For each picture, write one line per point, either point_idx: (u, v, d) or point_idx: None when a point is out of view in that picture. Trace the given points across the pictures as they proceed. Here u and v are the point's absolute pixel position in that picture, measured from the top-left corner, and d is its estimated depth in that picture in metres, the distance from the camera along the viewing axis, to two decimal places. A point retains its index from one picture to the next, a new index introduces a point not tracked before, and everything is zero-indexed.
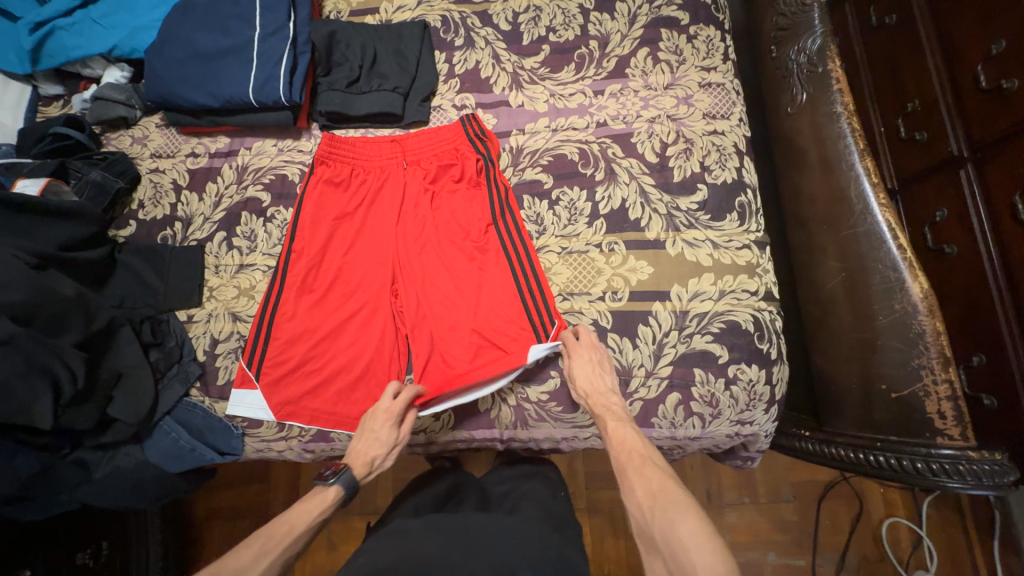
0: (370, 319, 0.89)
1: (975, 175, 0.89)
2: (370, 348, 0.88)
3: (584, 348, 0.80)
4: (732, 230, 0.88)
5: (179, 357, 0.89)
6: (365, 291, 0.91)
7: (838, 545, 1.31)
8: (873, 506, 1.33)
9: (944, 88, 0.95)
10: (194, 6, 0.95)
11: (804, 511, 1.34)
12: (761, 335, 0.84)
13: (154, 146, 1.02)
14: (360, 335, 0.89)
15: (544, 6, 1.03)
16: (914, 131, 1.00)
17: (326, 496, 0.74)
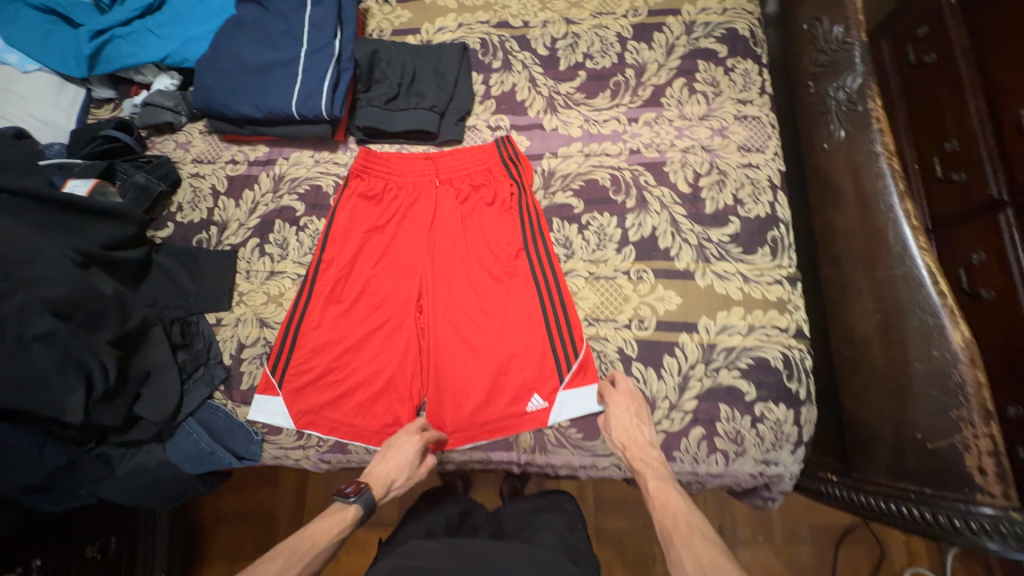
0: (395, 334, 0.90)
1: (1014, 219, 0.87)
2: (393, 363, 0.88)
3: (620, 396, 0.80)
4: (764, 264, 0.87)
5: (206, 359, 0.91)
6: (392, 305, 0.91)
7: None
8: (896, 557, 1.27)
9: (983, 127, 0.93)
10: (245, 20, 0.99)
11: (822, 555, 1.29)
12: (790, 374, 0.82)
13: (196, 152, 1.06)
14: (384, 349, 0.89)
15: (582, 33, 1.04)
16: (952, 170, 0.99)
17: (346, 515, 0.75)
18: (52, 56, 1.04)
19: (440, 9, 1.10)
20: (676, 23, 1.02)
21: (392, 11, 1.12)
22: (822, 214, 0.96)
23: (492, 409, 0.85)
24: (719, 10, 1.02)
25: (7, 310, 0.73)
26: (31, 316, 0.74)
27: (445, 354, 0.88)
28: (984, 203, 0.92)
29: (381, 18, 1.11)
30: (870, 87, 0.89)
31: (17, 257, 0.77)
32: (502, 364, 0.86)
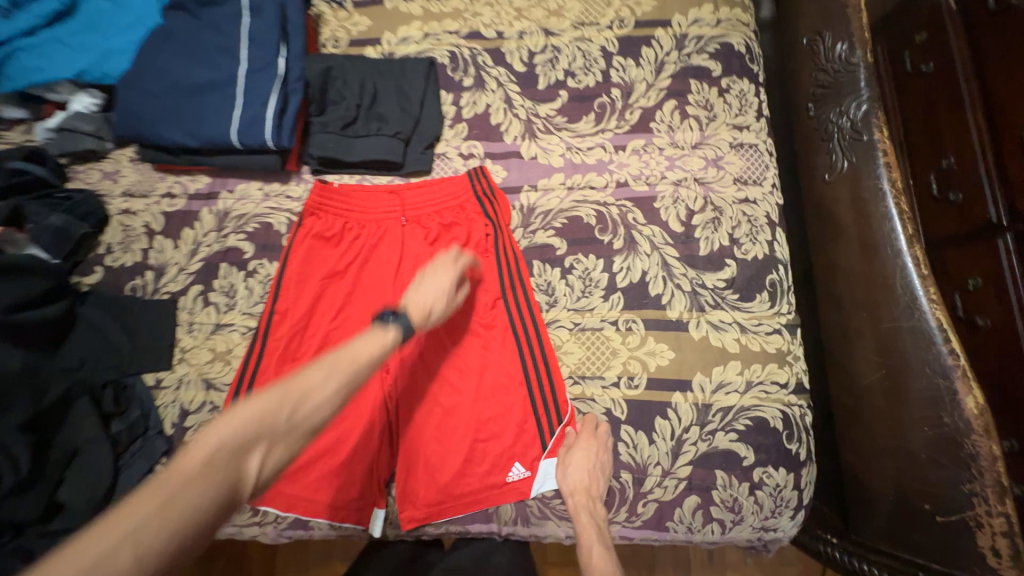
0: (360, 396, 0.80)
1: (1013, 246, 0.82)
2: (359, 428, 0.79)
3: (586, 438, 0.75)
4: (762, 312, 0.80)
5: (144, 428, 0.80)
6: (355, 361, 0.82)
7: None
8: None
9: (982, 146, 0.86)
10: (173, 32, 0.84)
11: None
12: (790, 434, 0.76)
13: (126, 183, 0.92)
14: (348, 412, 0.80)
15: (563, 47, 0.94)
16: (948, 190, 0.92)
17: (384, 337, 0.64)
18: None
19: (403, 16, 0.98)
20: (667, 36, 0.92)
21: (348, 17, 0.99)
22: (824, 249, 0.89)
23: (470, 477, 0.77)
24: (712, 22, 0.93)
25: None
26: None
27: (417, 417, 0.80)
28: (982, 227, 0.87)
29: (335, 26, 0.98)
30: (876, 114, 0.81)
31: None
32: (480, 429, 0.77)
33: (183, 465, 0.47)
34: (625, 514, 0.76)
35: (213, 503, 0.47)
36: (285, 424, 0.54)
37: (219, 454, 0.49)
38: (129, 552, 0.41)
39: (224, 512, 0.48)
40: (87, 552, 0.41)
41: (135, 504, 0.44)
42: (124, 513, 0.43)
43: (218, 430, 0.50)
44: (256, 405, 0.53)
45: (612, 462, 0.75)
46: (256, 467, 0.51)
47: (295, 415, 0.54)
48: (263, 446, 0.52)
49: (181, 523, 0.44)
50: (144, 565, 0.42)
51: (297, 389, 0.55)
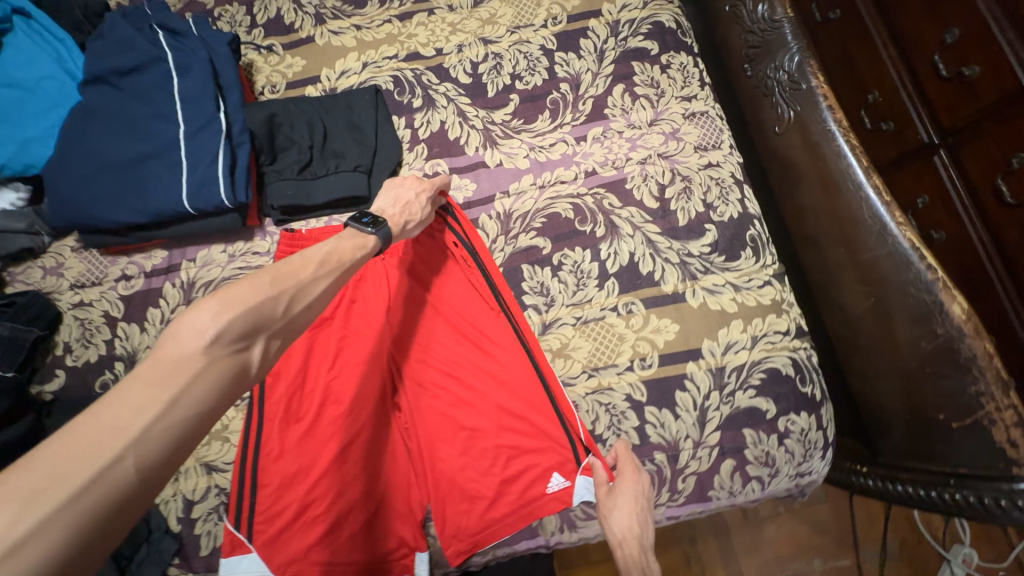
0: (377, 437, 0.80)
1: (948, 159, 0.99)
2: (383, 469, 0.78)
3: (628, 476, 0.69)
4: (750, 268, 0.82)
5: (147, 534, 0.73)
6: (364, 405, 0.79)
7: (877, 537, 1.34)
8: None
9: (902, 77, 1.04)
10: (95, 108, 0.78)
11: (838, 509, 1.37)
12: (802, 377, 0.79)
13: (72, 275, 0.85)
14: (368, 459, 0.78)
15: (504, 52, 0.94)
16: (881, 121, 1.09)
17: (366, 240, 0.70)
18: None
19: (338, 50, 0.96)
20: (601, 25, 0.95)
21: (281, 61, 0.96)
22: (788, 196, 0.94)
23: (505, 495, 0.74)
24: (640, 4, 0.96)
25: None
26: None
27: (444, 448, 0.78)
28: (918, 147, 1.04)
29: (269, 71, 0.96)
30: (808, 64, 0.86)
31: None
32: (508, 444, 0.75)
33: (165, 369, 0.46)
34: (667, 494, 0.75)
35: (213, 389, 0.48)
36: (281, 315, 0.57)
37: (212, 349, 0.49)
38: (135, 451, 0.41)
39: (229, 393, 0.50)
40: (89, 449, 0.40)
41: (121, 418, 0.42)
42: (117, 419, 0.42)
43: (204, 328, 0.49)
44: (242, 295, 0.54)
45: (642, 447, 0.75)
46: (257, 355, 0.54)
47: (291, 308, 0.58)
48: (263, 338, 0.54)
49: (184, 422, 0.45)
50: (147, 466, 0.42)
51: (292, 283, 0.59)
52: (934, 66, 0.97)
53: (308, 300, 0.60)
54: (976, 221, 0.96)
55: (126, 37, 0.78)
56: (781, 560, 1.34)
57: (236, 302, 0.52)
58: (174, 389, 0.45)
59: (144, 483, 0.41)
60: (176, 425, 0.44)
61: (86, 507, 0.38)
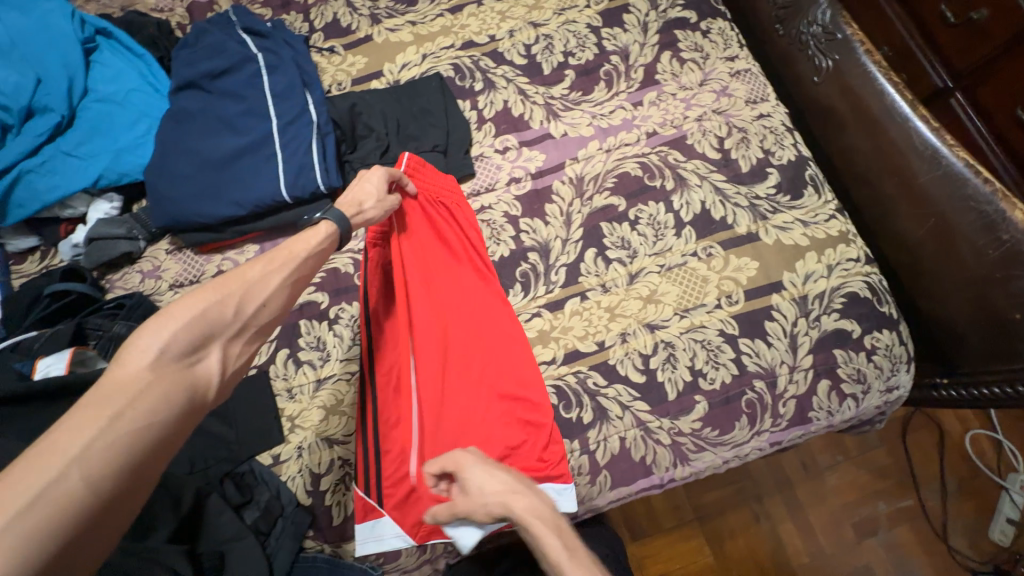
0: (463, 396, 0.76)
1: (966, 101, 1.06)
2: (483, 423, 0.74)
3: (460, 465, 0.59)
4: (814, 204, 0.88)
5: (281, 508, 0.75)
6: (436, 368, 0.78)
7: (935, 474, 1.21)
8: (949, 425, 1.26)
9: (910, 31, 1.11)
10: (188, 110, 0.84)
11: (893, 451, 1.24)
12: (879, 298, 0.83)
13: (171, 276, 0.88)
14: (467, 417, 0.75)
15: (553, 33, 1.01)
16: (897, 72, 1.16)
17: (324, 225, 0.64)
18: None
19: (397, 45, 1.02)
20: (640, 0, 1.02)
21: (344, 60, 1.01)
22: (832, 139, 0.99)
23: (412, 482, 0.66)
24: None
25: None
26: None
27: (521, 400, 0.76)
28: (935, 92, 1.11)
29: (334, 71, 1.01)
30: (841, 15, 0.93)
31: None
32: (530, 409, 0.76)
33: (111, 388, 0.41)
34: (771, 419, 0.79)
35: (173, 406, 0.43)
36: (235, 318, 0.51)
37: (159, 365, 0.44)
38: (77, 474, 0.37)
39: (186, 414, 0.45)
40: (31, 480, 0.36)
41: (60, 443, 0.37)
42: (53, 445, 0.37)
43: (148, 343, 0.45)
44: (189, 304, 0.49)
45: (742, 376, 0.79)
46: (216, 364, 0.49)
47: (244, 309, 0.52)
48: (220, 343, 0.49)
49: (131, 441, 0.40)
50: (98, 488, 0.37)
51: (241, 283, 0.53)
52: (942, 15, 1.04)
53: (263, 298, 0.54)
54: (1001, 155, 1.02)
55: (218, 43, 0.86)
56: (846, 509, 1.19)
57: (194, 308, 0.48)
58: (118, 405, 0.40)
59: (98, 505, 0.37)
60: (131, 442, 0.40)
61: (28, 540, 0.34)
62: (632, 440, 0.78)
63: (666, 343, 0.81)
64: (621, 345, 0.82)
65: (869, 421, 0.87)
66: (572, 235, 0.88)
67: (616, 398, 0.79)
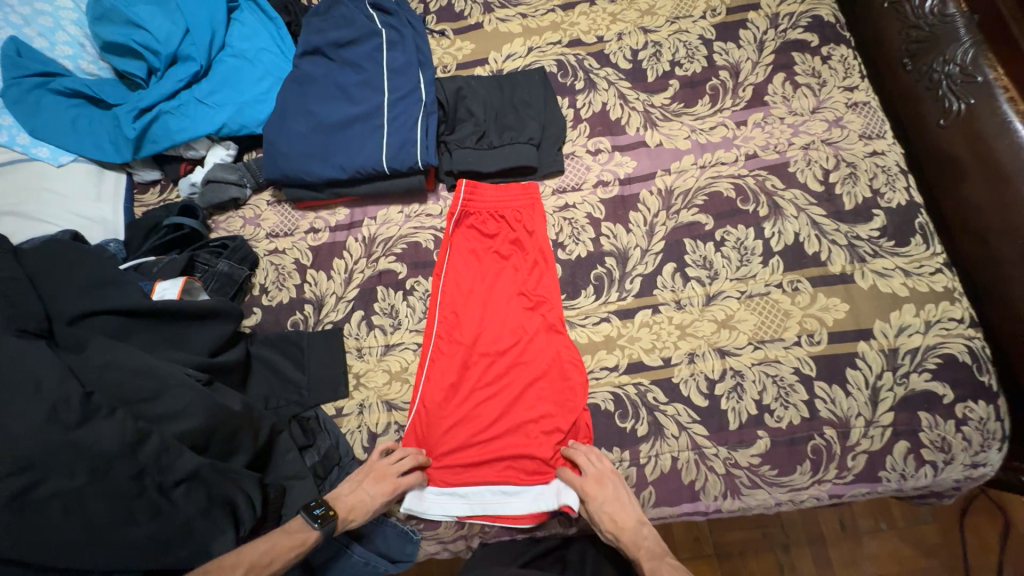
0: (498, 392, 0.81)
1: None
2: (513, 419, 0.79)
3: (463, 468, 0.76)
4: (920, 254, 0.82)
5: (338, 457, 0.78)
6: (477, 363, 0.82)
7: (991, 566, 1.05)
8: (1017, 515, 1.08)
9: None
10: (310, 75, 0.91)
11: (946, 529, 1.09)
12: (979, 366, 0.77)
13: (269, 226, 0.94)
14: (500, 412, 0.79)
15: (663, 41, 0.99)
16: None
17: (306, 540, 0.65)
18: (86, 144, 0.93)
19: (505, 35, 1.03)
20: (760, 18, 0.99)
21: (452, 44, 1.04)
22: (945, 190, 0.90)
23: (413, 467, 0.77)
24: None
25: (144, 459, 0.61)
26: (171, 458, 0.63)
27: (558, 406, 0.80)
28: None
29: (442, 53, 1.04)
30: (985, 56, 0.85)
31: (141, 393, 0.65)
32: (565, 415, 0.79)
33: None
34: (835, 470, 0.75)
35: None
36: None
37: None
38: None
39: None
40: None
41: None
42: None
43: None
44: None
45: (812, 420, 0.76)
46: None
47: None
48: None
49: None
50: None
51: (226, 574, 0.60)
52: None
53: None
54: None
55: (347, 15, 0.92)
56: None
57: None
58: None
59: None
60: None
61: None
62: (684, 461, 0.76)
63: (734, 371, 0.79)
64: (688, 365, 0.80)
65: (940, 494, 0.81)
66: (652, 247, 0.87)
67: (675, 417, 0.78)
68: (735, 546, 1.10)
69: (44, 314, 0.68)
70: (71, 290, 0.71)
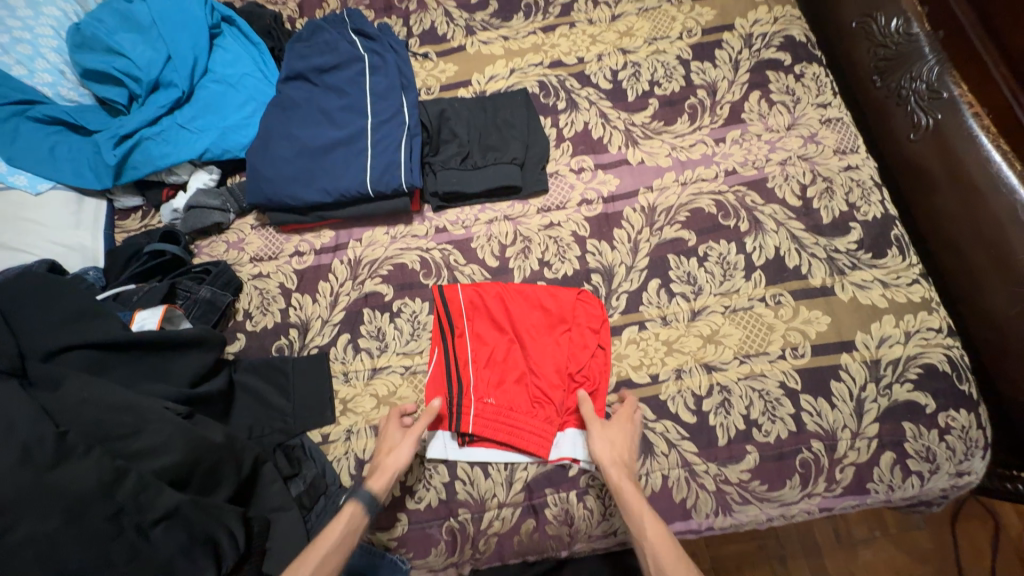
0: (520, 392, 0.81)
1: None
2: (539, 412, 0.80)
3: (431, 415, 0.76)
4: (898, 265, 0.84)
5: (325, 486, 0.76)
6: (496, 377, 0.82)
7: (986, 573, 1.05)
8: (1008, 519, 1.09)
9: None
10: (294, 99, 0.91)
11: (939, 535, 1.09)
12: (959, 375, 0.78)
13: (253, 250, 0.93)
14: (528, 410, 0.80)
15: (642, 61, 1.01)
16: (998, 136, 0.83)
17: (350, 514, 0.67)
18: (64, 171, 0.92)
19: (487, 57, 1.05)
20: (734, 37, 1.01)
21: (435, 66, 1.05)
22: (919, 201, 0.92)
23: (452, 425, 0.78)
24: (771, 20, 1.02)
25: (121, 499, 0.60)
26: (150, 496, 0.61)
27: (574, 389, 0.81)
28: None
29: (425, 75, 1.05)
30: (950, 73, 0.88)
31: (120, 429, 0.64)
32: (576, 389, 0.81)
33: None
34: (824, 483, 0.75)
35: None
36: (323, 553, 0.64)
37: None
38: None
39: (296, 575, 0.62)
40: None
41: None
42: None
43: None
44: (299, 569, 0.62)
45: (799, 433, 0.77)
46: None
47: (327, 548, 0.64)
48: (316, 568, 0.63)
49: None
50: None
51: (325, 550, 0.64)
52: None
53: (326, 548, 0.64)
54: None
55: (330, 41, 0.93)
56: None
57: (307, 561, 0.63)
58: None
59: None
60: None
61: None
62: (675, 479, 0.76)
63: (721, 387, 0.79)
64: (675, 382, 0.80)
65: (928, 503, 0.82)
66: (637, 263, 0.88)
67: (664, 434, 0.78)
68: (732, 559, 1.09)
69: (18, 352, 0.67)
70: (43, 324, 0.69)
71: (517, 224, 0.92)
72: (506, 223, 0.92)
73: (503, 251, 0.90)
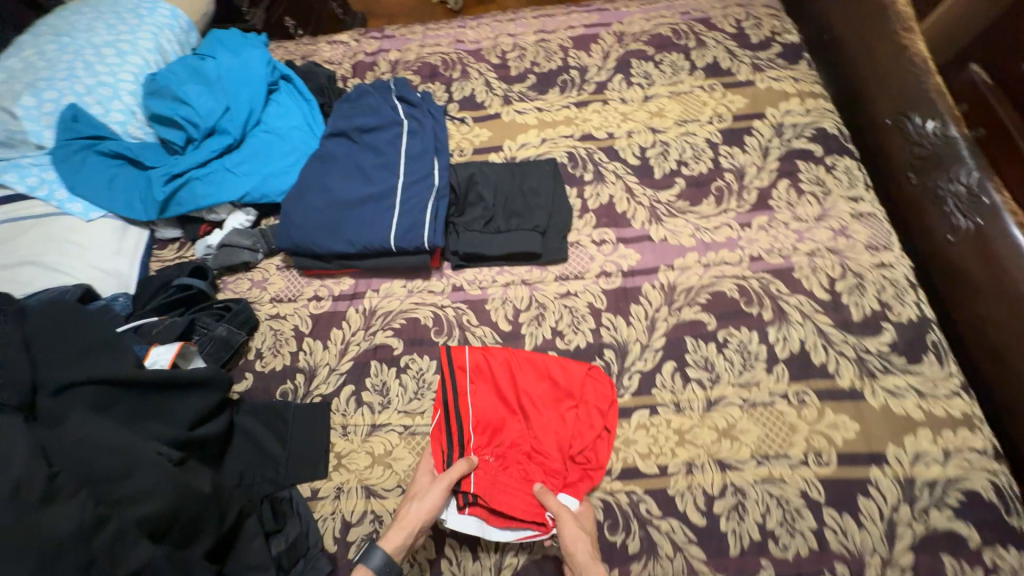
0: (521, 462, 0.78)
1: None
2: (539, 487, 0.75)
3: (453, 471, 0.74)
4: (935, 374, 0.78)
5: (306, 548, 0.73)
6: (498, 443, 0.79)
7: None
8: None
9: None
10: (333, 154, 0.96)
11: None
12: (1008, 507, 0.70)
13: (275, 290, 0.96)
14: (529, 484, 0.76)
15: (671, 141, 1.04)
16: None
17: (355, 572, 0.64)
18: (116, 202, 0.98)
19: (521, 126, 1.10)
20: (765, 126, 1.03)
21: (471, 130, 1.11)
22: (959, 305, 0.87)
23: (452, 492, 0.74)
24: (802, 111, 1.04)
25: (96, 548, 0.58)
26: (124, 548, 0.60)
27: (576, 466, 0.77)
28: None
29: (460, 138, 1.10)
30: (992, 176, 0.82)
31: (109, 471, 0.63)
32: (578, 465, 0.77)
33: None
34: None
35: None
36: None
37: None
38: None
39: None
40: None
41: None
42: None
43: None
44: None
45: (821, 552, 0.69)
46: None
47: None
48: None
49: None
50: None
51: None
52: None
53: None
54: None
55: (374, 104, 1.00)
56: None
57: None
58: None
59: None
60: None
61: None
62: None
63: (736, 488, 0.74)
64: (685, 476, 0.75)
65: None
66: (653, 342, 0.85)
67: (669, 535, 0.72)
68: None
69: (30, 383, 0.68)
70: (59, 355, 0.71)
71: (533, 290, 0.92)
72: (522, 287, 0.92)
73: (517, 315, 0.90)
